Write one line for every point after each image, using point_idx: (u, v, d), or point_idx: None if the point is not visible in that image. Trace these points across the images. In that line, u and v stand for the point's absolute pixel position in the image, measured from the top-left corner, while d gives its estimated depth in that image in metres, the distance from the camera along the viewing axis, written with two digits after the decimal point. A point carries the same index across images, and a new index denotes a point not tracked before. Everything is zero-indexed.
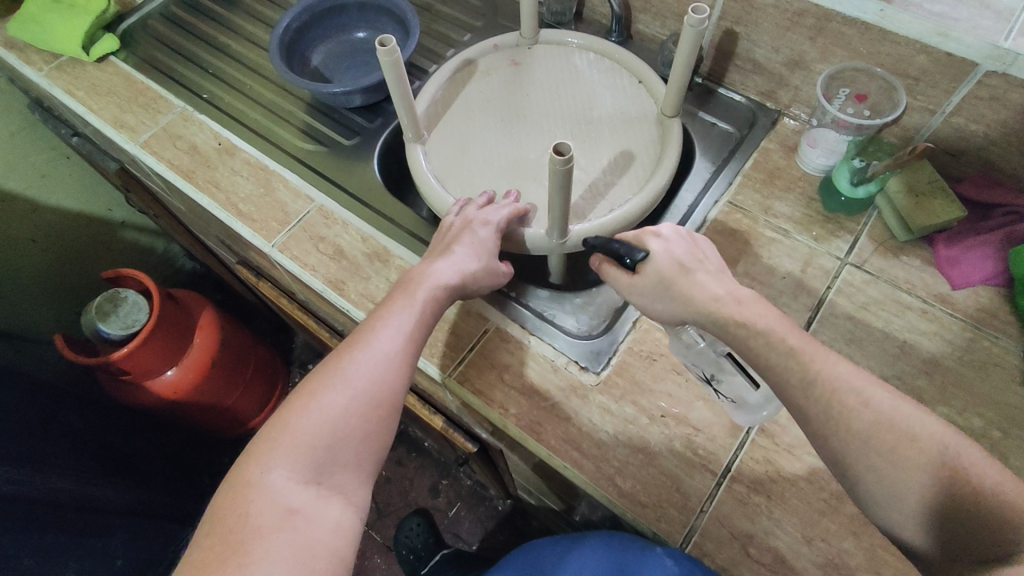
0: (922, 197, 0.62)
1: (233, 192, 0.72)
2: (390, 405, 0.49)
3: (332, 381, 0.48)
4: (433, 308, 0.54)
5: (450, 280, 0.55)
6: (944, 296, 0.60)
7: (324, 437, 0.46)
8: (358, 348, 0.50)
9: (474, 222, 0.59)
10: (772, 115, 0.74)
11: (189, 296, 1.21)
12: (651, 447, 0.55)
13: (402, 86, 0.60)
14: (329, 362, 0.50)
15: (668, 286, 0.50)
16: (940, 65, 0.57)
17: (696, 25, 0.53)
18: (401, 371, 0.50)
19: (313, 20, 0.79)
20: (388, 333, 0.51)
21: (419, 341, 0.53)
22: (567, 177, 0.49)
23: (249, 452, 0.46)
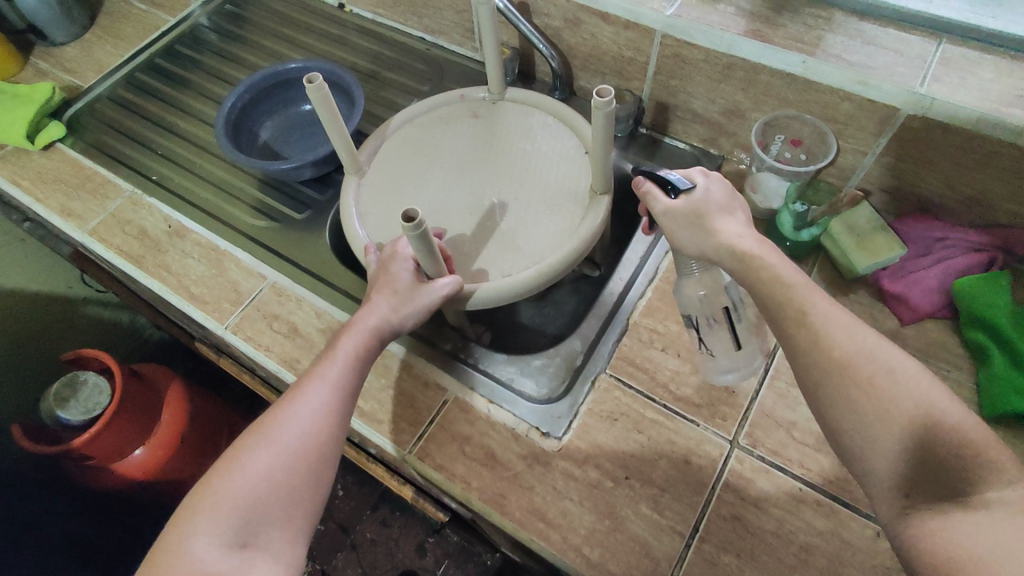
0: (863, 237, 0.63)
1: (184, 274, 0.71)
2: (320, 457, 0.47)
3: (257, 440, 0.47)
4: (362, 356, 0.52)
5: (381, 324, 0.53)
6: (894, 332, 0.61)
7: (248, 498, 0.45)
8: (284, 406, 0.49)
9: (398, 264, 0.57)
10: (716, 161, 0.75)
11: (155, 371, 1.18)
12: (617, 511, 0.54)
13: (335, 119, 0.60)
14: (256, 423, 0.49)
15: (705, 214, 0.50)
16: (864, 111, 0.59)
17: (603, 108, 0.52)
18: (330, 421, 0.49)
19: (259, 96, 0.80)
20: (315, 386, 0.50)
21: (348, 391, 0.51)
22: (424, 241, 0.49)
23: (176, 520, 0.45)
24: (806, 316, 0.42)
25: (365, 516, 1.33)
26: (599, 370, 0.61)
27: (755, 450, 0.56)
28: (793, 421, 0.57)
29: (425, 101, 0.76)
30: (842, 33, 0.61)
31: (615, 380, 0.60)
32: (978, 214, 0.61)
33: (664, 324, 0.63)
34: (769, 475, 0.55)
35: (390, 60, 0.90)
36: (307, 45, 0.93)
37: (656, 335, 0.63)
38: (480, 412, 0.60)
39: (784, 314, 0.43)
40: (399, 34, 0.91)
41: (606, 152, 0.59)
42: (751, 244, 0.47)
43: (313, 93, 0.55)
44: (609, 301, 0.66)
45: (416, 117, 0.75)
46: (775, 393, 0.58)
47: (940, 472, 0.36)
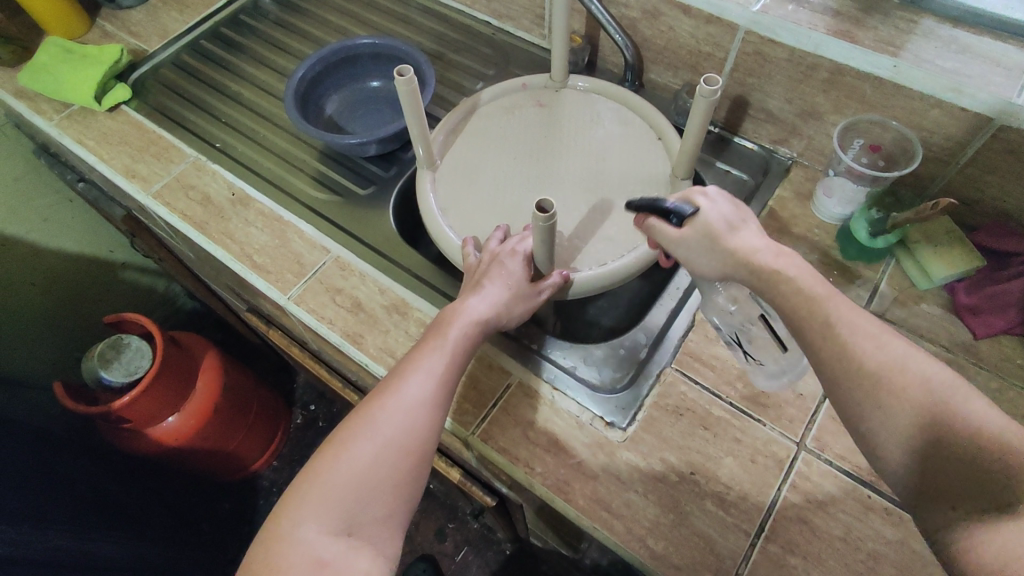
0: (941, 245, 0.63)
1: (247, 243, 0.71)
2: (423, 450, 0.44)
3: (363, 429, 0.44)
4: (466, 348, 0.49)
5: (483, 316, 0.51)
6: (967, 346, 0.60)
7: (355, 488, 0.42)
8: (387, 395, 0.46)
9: (501, 255, 0.54)
10: (785, 163, 0.74)
11: (191, 339, 1.19)
12: (682, 506, 0.54)
13: (416, 107, 0.59)
14: (358, 410, 0.45)
15: (709, 240, 0.46)
16: (954, 119, 0.59)
17: (707, 95, 0.54)
18: (436, 414, 0.46)
19: (327, 69, 0.80)
20: (420, 377, 0.46)
21: (452, 385, 0.48)
22: (550, 231, 0.49)
23: (279, 506, 0.42)
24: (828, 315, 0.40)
25: None
26: (664, 364, 0.61)
27: (822, 453, 0.56)
28: None
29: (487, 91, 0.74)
30: (935, 39, 0.60)
31: (681, 375, 0.60)
32: None
33: None
34: (836, 480, 0.54)
35: (455, 42, 0.89)
36: (371, 22, 0.93)
37: None
38: (545, 398, 0.59)
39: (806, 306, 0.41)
40: (464, 16, 0.91)
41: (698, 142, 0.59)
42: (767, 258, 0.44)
43: (401, 87, 0.56)
44: (673, 297, 0.66)
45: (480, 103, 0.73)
46: None
47: (966, 477, 0.34)
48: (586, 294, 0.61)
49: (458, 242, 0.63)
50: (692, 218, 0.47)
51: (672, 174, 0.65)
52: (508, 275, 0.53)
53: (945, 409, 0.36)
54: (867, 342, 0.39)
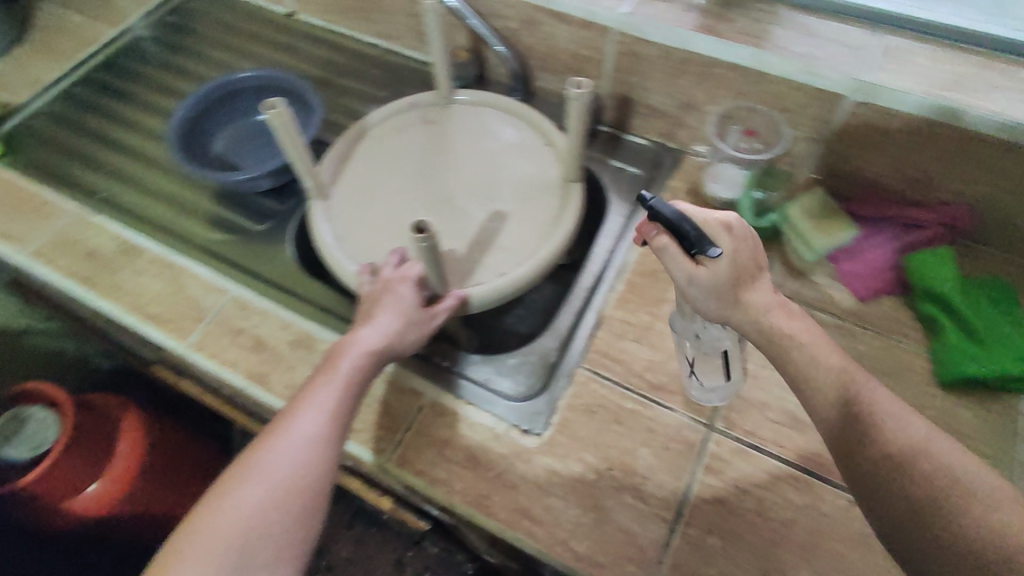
0: (822, 220, 0.66)
1: (139, 293, 0.68)
2: (315, 490, 0.43)
3: (249, 474, 0.42)
4: (359, 379, 0.48)
5: (376, 345, 0.50)
6: (854, 310, 0.63)
7: (240, 538, 0.40)
8: (275, 433, 0.44)
9: (395, 282, 0.54)
10: (675, 155, 0.77)
11: (106, 400, 1.08)
12: (601, 503, 0.54)
13: (295, 138, 0.58)
14: (246, 454, 0.44)
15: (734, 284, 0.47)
16: (814, 100, 0.62)
17: (579, 99, 0.55)
18: (328, 450, 0.44)
19: (209, 106, 0.77)
20: (310, 414, 0.45)
21: (346, 418, 0.47)
22: (434, 249, 0.49)
23: (161, 562, 0.40)
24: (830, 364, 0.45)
25: (341, 535, 1.24)
26: (575, 364, 0.62)
27: (730, 431, 0.57)
28: (765, 401, 0.59)
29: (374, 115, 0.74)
30: (789, 26, 0.63)
31: (591, 373, 0.61)
32: (922, 193, 0.65)
33: (636, 316, 0.64)
34: (746, 456, 0.56)
35: (345, 67, 0.89)
36: (257, 54, 0.91)
37: (628, 326, 0.63)
38: (459, 415, 0.59)
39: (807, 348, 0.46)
40: (352, 41, 0.90)
41: (580, 143, 0.61)
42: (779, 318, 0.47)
43: (274, 120, 0.55)
44: (579, 297, 0.67)
45: (369, 127, 0.73)
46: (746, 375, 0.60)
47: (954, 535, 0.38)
48: (489, 306, 0.61)
49: (354, 268, 0.62)
50: (722, 258, 0.46)
51: (562, 177, 0.67)
52: (401, 302, 0.53)
53: (934, 465, 0.40)
54: (864, 401, 0.43)
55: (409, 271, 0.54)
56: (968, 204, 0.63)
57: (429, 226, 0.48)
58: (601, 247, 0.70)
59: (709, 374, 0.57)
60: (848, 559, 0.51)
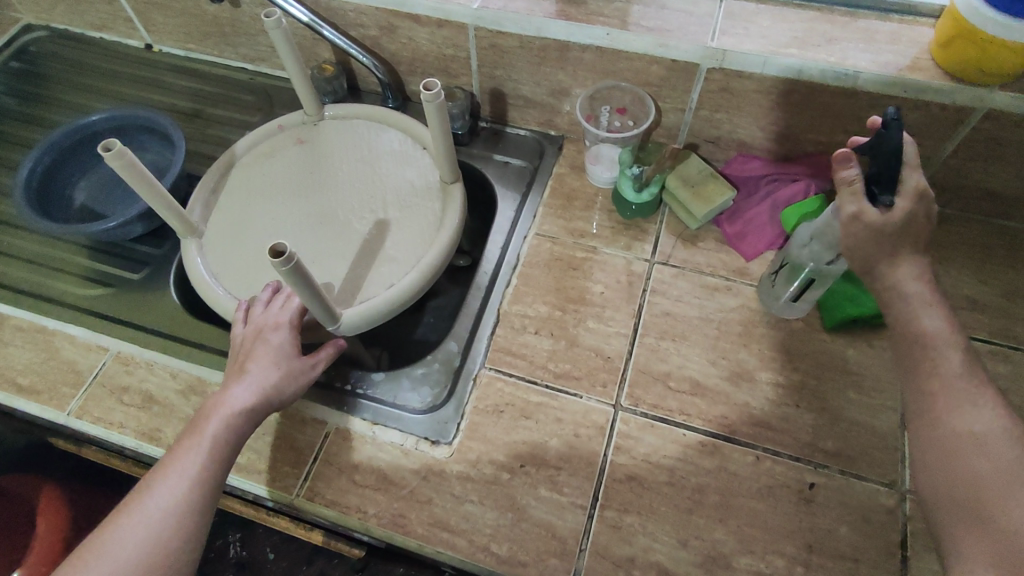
0: (698, 187, 0.67)
1: (8, 366, 0.63)
2: (171, 568, 0.42)
3: (96, 554, 0.42)
4: (226, 443, 0.47)
5: (245, 404, 0.48)
6: (742, 269, 0.65)
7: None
8: (131, 509, 0.43)
9: (272, 331, 0.53)
10: (557, 142, 0.77)
11: (17, 481, 0.99)
12: (518, 501, 0.53)
13: (147, 180, 0.55)
14: (100, 528, 0.43)
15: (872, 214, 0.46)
16: (671, 72, 0.63)
17: (432, 100, 0.54)
18: (180, 527, 0.43)
19: (62, 156, 0.72)
20: (169, 484, 0.44)
21: (210, 486, 0.46)
22: (302, 274, 0.47)
23: None
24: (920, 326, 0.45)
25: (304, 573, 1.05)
26: (478, 366, 0.61)
27: (637, 407, 0.58)
28: (667, 372, 0.59)
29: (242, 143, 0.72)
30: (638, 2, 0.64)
31: (495, 372, 0.60)
32: (788, 147, 0.67)
33: (534, 308, 0.64)
34: (654, 429, 0.56)
35: (213, 95, 0.85)
36: (116, 93, 0.86)
37: (528, 320, 0.63)
38: (365, 436, 0.57)
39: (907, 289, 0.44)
40: (217, 67, 0.86)
41: (448, 142, 0.61)
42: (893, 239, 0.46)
43: (115, 164, 0.52)
44: (477, 297, 0.66)
45: (238, 157, 0.71)
46: (647, 349, 0.61)
47: (963, 514, 0.39)
48: (381, 321, 0.60)
49: (234, 303, 0.60)
50: (899, 209, 0.45)
51: (441, 180, 0.66)
52: (275, 353, 0.51)
53: (986, 456, 0.39)
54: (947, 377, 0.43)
55: (283, 320, 0.53)
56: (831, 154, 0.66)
57: (288, 249, 0.45)
58: (495, 244, 0.69)
59: (782, 285, 0.61)
60: (759, 512, 0.52)
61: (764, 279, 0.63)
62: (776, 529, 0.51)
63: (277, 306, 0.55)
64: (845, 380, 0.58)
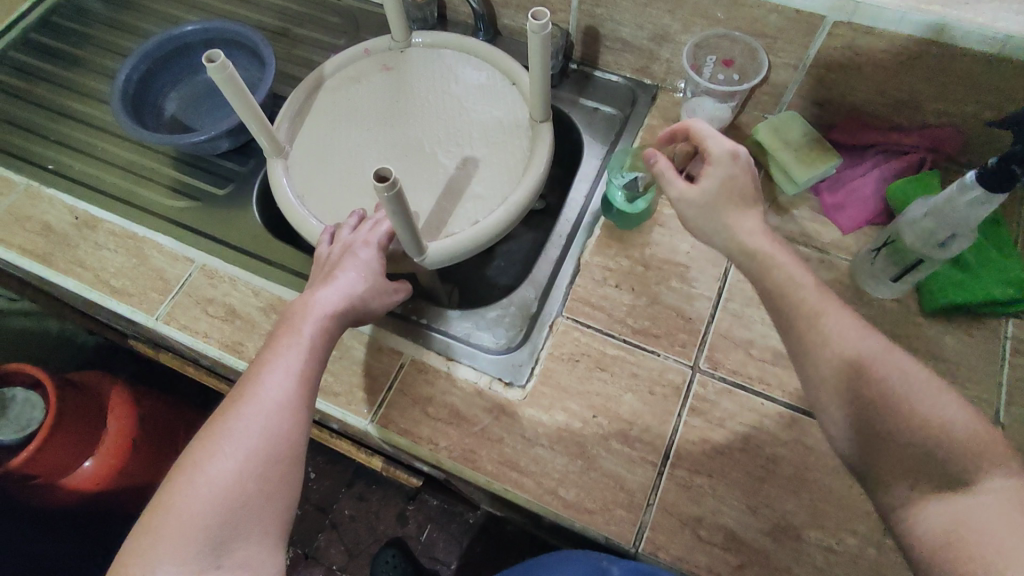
0: (799, 149, 0.64)
1: (102, 267, 0.65)
2: (290, 459, 0.42)
3: (217, 447, 0.41)
4: (322, 342, 0.47)
5: (336, 306, 0.48)
6: (838, 242, 0.62)
7: (217, 511, 0.39)
8: (241, 405, 0.43)
9: (354, 245, 0.53)
10: (650, 91, 0.74)
11: (95, 378, 1.06)
12: (589, 451, 0.54)
13: (243, 95, 0.54)
14: (213, 421, 0.43)
15: (730, 196, 0.47)
16: (792, 23, 0.59)
17: (539, 32, 0.51)
18: (298, 416, 0.43)
19: (156, 66, 0.73)
20: (275, 379, 0.44)
21: (313, 382, 0.46)
22: (402, 200, 0.46)
23: (132, 548, 0.39)
24: (833, 345, 0.41)
25: (342, 493, 1.21)
26: (555, 314, 0.61)
27: (716, 371, 0.57)
28: (749, 339, 0.58)
29: (327, 64, 0.70)
30: None
31: (572, 321, 0.60)
32: (906, 116, 0.63)
33: (616, 261, 0.63)
34: (731, 395, 0.55)
35: (299, 15, 0.83)
36: (203, 6, 0.85)
37: (609, 272, 0.62)
38: (440, 370, 0.58)
39: (797, 318, 0.42)
40: None
41: (546, 79, 0.58)
42: (766, 244, 0.45)
43: (215, 76, 0.51)
44: (558, 246, 0.65)
45: (324, 79, 0.70)
46: (730, 314, 0.59)
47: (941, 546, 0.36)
48: (462, 257, 0.60)
49: (320, 228, 0.60)
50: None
51: (531, 119, 0.64)
52: (362, 263, 0.51)
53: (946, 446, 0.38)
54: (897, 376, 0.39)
55: (370, 235, 0.53)
56: (954, 127, 0.61)
57: (390, 174, 0.44)
58: (578, 193, 0.68)
59: (886, 265, 0.57)
60: (834, 491, 0.51)
61: (862, 258, 0.59)
62: (850, 509, 0.51)
63: (360, 225, 0.55)
64: (939, 368, 0.56)
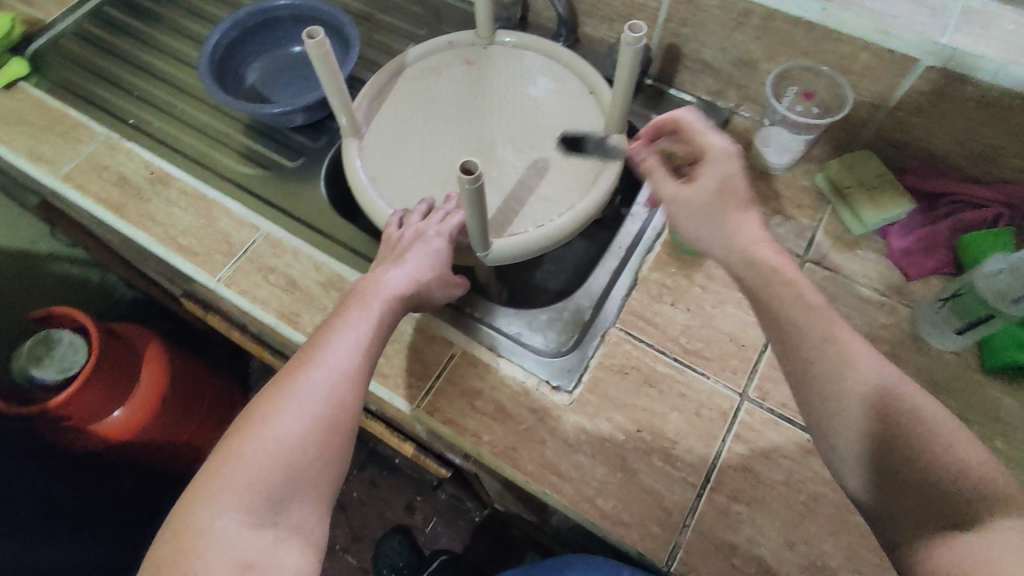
0: (874, 190, 0.63)
1: (170, 225, 0.67)
2: (349, 429, 0.43)
3: (284, 405, 0.42)
4: (388, 321, 0.48)
5: (405, 288, 0.50)
6: (901, 288, 0.61)
7: (280, 471, 0.40)
8: (308, 368, 0.44)
9: (426, 232, 0.54)
10: (722, 114, 0.74)
11: (133, 331, 1.09)
12: (629, 464, 0.54)
13: (334, 73, 0.56)
14: (280, 380, 0.44)
15: (728, 193, 0.50)
16: (882, 63, 0.58)
17: (633, 44, 0.52)
18: (360, 389, 0.44)
19: (244, 34, 0.75)
20: (343, 349, 0.45)
21: (375, 358, 0.47)
22: (481, 195, 0.47)
23: (193, 492, 0.40)
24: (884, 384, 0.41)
25: (353, 475, 1.22)
26: (609, 324, 0.61)
27: (765, 402, 0.56)
28: None
29: (410, 52, 0.72)
30: None
31: (624, 334, 0.60)
32: (985, 169, 0.62)
33: (673, 280, 0.63)
34: (777, 427, 0.55)
35: (384, 1, 0.85)
36: None
37: (665, 289, 0.62)
38: (490, 366, 0.59)
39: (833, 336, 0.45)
40: None
41: (630, 92, 0.59)
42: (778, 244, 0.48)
43: (312, 51, 0.52)
44: (616, 256, 0.65)
45: (406, 66, 0.71)
46: None
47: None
48: (525, 258, 0.60)
49: (389, 212, 0.61)
50: None
51: (606, 128, 0.65)
52: (432, 250, 0.52)
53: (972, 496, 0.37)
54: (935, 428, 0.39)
55: (442, 225, 0.54)
56: None
57: (476, 168, 0.45)
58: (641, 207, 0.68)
59: (950, 316, 0.56)
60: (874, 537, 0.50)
61: (926, 306, 0.58)
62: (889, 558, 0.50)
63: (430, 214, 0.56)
64: (997, 427, 0.54)
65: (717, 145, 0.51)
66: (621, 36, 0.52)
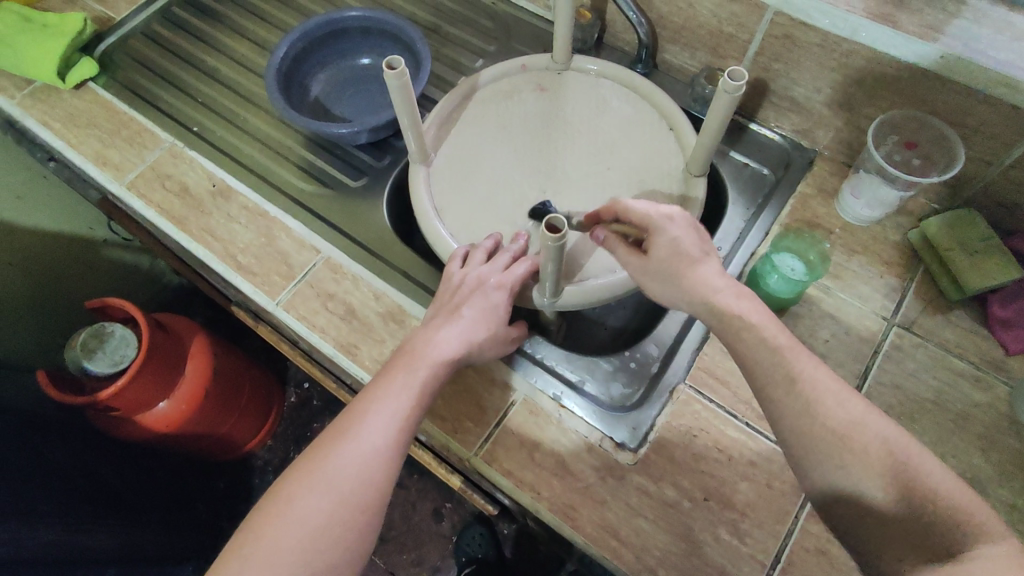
0: (979, 256, 0.58)
1: (231, 241, 0.66)
2: (376, 507, 0.43)
3: (317, 478, 0.43)
4: (431, 387, 0.48)
5: (452, 351, 0.49)
6: (998, 362, 0.57)
7: (305, 547, 0.40)
8: (346, 440, 0.44)
9: (487, 283, 0.52)
10: (807, 155, 0.69)
11: (179, 323, 1.09)
12: (694, 535, 0.51)
13: (409, 103, 0.53)
14: (318, 449, 0.44)
15: (678, 266, 0.47)
16: (1003, 118, 0.53)
17: (733, 92, 0.48)
18: (392, 466, 0.44)
19: (311, 45, 0.73)
20: (379, 421, 0.45)
21: (412, 430, 0.46)
22: (561, 252, 0.44)
23: (223, 557, 0.41)
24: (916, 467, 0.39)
25: None
26: (677, 380, 0.58)
27: None
28: None
29: (483, 74, 0.69)
30: (987, 24, 0.54)
31: (694, 392, 0.57)
32: None
33: None
34: None
35: (453, 13, 0.82)
36: None
37: None
38: (551, 416, 0.56)
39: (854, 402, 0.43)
40: None
41: (721, 135, 0.55)
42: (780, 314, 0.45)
43: (391, 81, 0.50)
44: None
45: (477, 89, 0.68)
46: None
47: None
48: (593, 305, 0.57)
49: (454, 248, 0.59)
50: None
51: (686, 169, 0.61)
52: (488, 307, 0.51)
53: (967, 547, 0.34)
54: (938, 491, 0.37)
55: (505, 278, 0.52)
56: None
57: (562, 226, 0.42)
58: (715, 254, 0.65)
59: None
60: None
61: None
62: None
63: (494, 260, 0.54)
64: None
65: (652, 214, 0.48)
66: (720, 82, 0.48)
